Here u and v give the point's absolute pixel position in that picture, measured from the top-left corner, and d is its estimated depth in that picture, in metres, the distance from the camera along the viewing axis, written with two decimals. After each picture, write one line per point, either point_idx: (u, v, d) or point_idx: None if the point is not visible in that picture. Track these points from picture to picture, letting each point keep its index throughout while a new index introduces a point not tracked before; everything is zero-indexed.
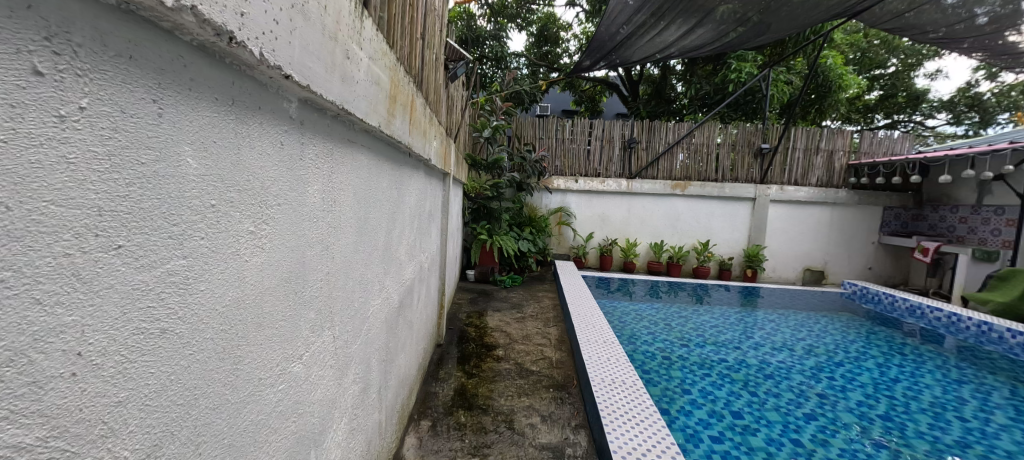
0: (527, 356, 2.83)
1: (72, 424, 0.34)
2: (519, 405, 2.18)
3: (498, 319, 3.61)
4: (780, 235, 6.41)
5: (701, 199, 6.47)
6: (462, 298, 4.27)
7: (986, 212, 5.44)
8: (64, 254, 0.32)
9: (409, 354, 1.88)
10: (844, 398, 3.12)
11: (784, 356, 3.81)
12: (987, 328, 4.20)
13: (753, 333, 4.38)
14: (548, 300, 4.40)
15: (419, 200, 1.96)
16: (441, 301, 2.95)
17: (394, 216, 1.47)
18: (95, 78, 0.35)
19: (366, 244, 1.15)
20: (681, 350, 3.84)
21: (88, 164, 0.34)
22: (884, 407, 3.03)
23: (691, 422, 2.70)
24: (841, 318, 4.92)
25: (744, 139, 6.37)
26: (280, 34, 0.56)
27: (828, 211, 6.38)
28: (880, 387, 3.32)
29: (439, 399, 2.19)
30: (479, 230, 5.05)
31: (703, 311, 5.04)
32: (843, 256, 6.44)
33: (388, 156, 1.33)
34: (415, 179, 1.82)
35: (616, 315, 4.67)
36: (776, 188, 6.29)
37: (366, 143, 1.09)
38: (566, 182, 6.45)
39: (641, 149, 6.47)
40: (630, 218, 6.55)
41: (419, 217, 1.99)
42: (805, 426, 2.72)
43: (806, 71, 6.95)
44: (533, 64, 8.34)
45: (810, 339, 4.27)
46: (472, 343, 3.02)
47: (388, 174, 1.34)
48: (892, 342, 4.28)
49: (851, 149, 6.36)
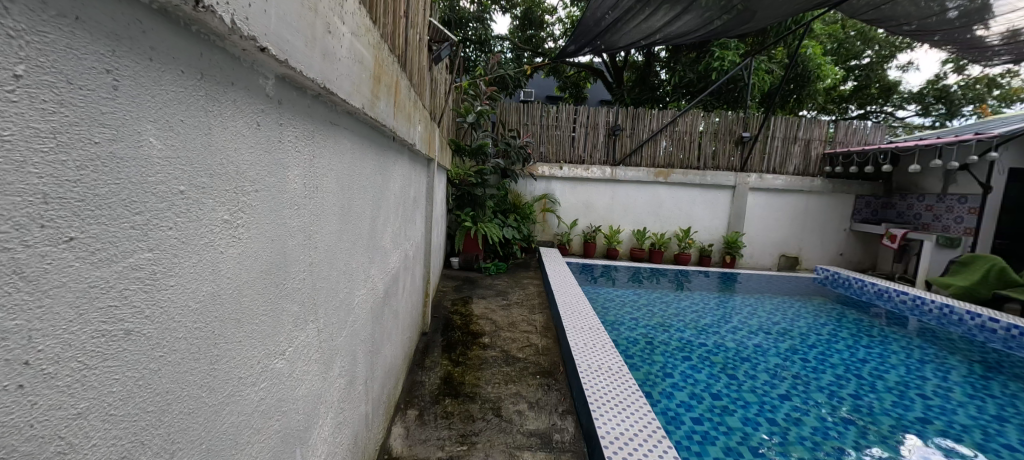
0: (513, 343, 2.83)
1: (20, 443, 0.30)
2: (507, 392, 2.18)
3: (484, 306, 3.61)
4: (758, 223, 6.58)
5: (683, 186, 6.56)
6: (448, 286, 4.24)
7: (950, 201, 5.70)
8: (1, 250, 0.27)
9: (396, 343, 1.84)
10: (817, 379, 3.27)
11: (760, 339, 3.96)
12: (948, 310, 4.43)
13: (731, 317, 4.52)
14: (534, 286, 4.41)
15: (404, 187, 1.91)
16: (426, 290, 2.90)
17: (379, 204, 1.42)
18: (33, 40, 0.29)
19: (352, 228, 1.11)
20: (663, 334, 3.92)
21: (27, 142, 0.29)
22: (853, 386, 3.19)
23: (672, 405, 2.77)
24: (814, 303, 5.14)
25: (725, 127, 6.47)
26: (253, 1, 0.51)
27: (804, 199, 6.57)
28: (849, 368, 3.49)
29: (426, 388, 2.18)
30: (464, 217, 5.01)
31: (684, 296, 5.16)
32: (816, 242, 6.67)
33: (374, 136, 1.28)
34: (400, 166, 1.77)
35: (600, 302, 4.74)
36: (756, 176, 6.42)
37: (350, 123, 1.04)
38: (551, 169, 6.42)
39: (625, 136, 6.48)
40: (614, 205, 6.61)
41: (404, 204, 1.95)
42: (780, 406, 2.84)
43: (786, 61, 7.09)
44: (517, 48, 8.22)
45: (784, 322, 4.46)
46: (458, 331, 3.01)
47: (372, 158, 1.28)
48: (860, 325, 4.49)
49: (827, 139, 6.53)
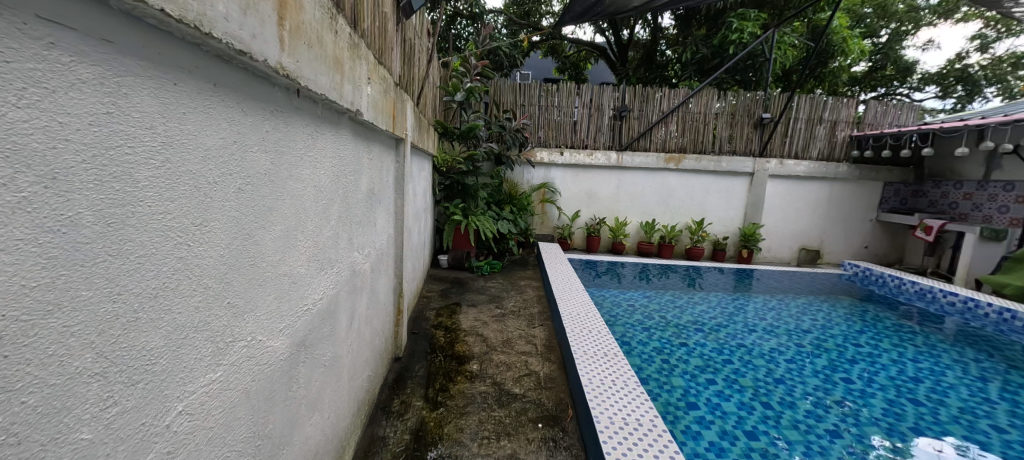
0: (508, 372, 2.25)
1: None
2: (498, 455, 1.61)
3: (474, 318, 3.03)
4: (778, 213, 6.02)
5: (696, 173, 5.96)
6: (432, 291, 3.65)
7: (993, 188, 5.10)
8: None
9: (332, 408, 1.25)
10: (868, 407, 2.74)
11: (792, 354, 3.42)
12: (1009, 316, 3.88)
13: (756, 324, 3.98)
14: (532, 290, 3.82)
15: (345, 175, 1.29)
16: (399, 307, 2.30)
17: (271, 209, 0.81)
18: None
19: (147, 261, 0.50)
20: (681, 350, 3.35)
21: None
22: (913, 417, 2.67)
23: (701, 449, 2.23)
24: (844, 304, 4.61)
25: (743, 108, 5.84)
26: None
27: (827, 186, 6.00)
28: (902, 391, 2.96)
29: (389, 450, 1.60)
30: (453, 210, 4.41)
31: (699, 298, 4.61)
32: (840, 233, 6.14)
33: (225, 72, 0.65)
34: (331, 142, 1.15)
35: (605, 307, 4.18)
36: (776, 162, 5.83)
37: (85, 14, 0.42)
38: (550, 154, 5.80)
39: (632, 118, 5.84)
40: (619, 194, 6.00)
41: (348, 203, 1.33)
42: (831, 447, 2.32)
43: (809, 35, 6.45)
44: (513, 23, 7.52)
45: (816, 330, 3.92)
46: (440, 354, 2.43)
47: (229, 122, 0.66)
48: (901, 331, 3.97)
49: (854, 120, 5.91)
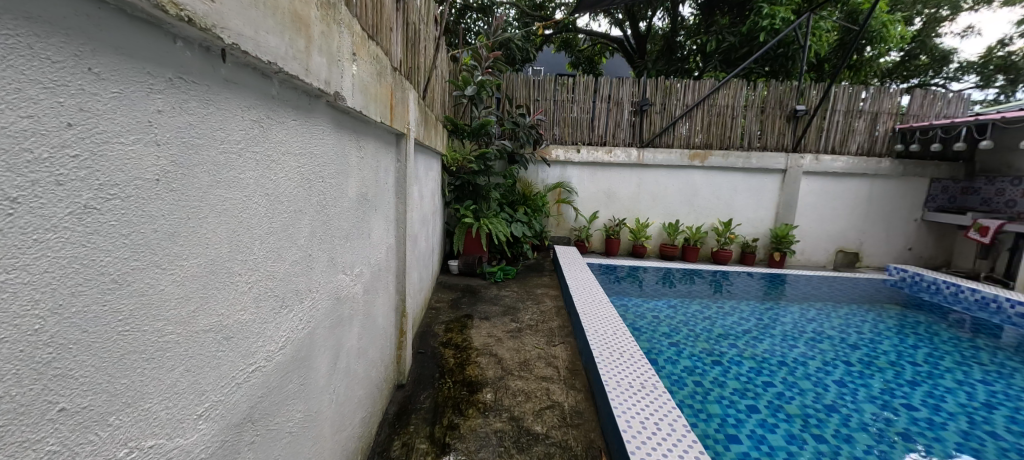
0: (527, 402, 1.94)
1: None
2: None
3: (486, 334, 2.72)
4: (813, 212, 5.58)
5: (722, 171, 5.56)
6: (442, 301, 3.36)
7: None
8: None
9: None
10: (939, 441, 2.35)
11: (842, 374, 3.02)
12: None
13: (797, 338, 3.59)
14: (549, 300, 3.50)
15: (320, 175, 0.99)
16: (401, 327, 2.00)
17: (173, 234, 0.51)
18: None
19: None
20: (714, 370, 2.98)
21: None
22: (995, 453, 2.27)
23: None
24: (893, 314, 4.16)
25: (775, 100, 5.40)
26: None
27: (867, 184, 5.54)
28: (976, 420, 2.56)
29: None
30: (464, 212, 4.12)
31: (731, 307, 4.22)
32: (880, 234, 5.67)
33: None
34: (294, 132, 0.84)
35: (627, 319, 3.83)
36: (811, 158, 5.39)
37: None
38: (567, 152, 5.48)
39: (654, 112, 5.46)
40: (640, 194, 5.64)
41: (325, 213, 1.02)
42: None
43: (846, 20, 5.96)
44: (525, 16, 7.17)
45: (866, 345, 3.50)
46: (448, 379, 2.13)
47: (44, 83, 0.36)
48: (961, 346, 3.54)
49: (898, 112, 5.43)
